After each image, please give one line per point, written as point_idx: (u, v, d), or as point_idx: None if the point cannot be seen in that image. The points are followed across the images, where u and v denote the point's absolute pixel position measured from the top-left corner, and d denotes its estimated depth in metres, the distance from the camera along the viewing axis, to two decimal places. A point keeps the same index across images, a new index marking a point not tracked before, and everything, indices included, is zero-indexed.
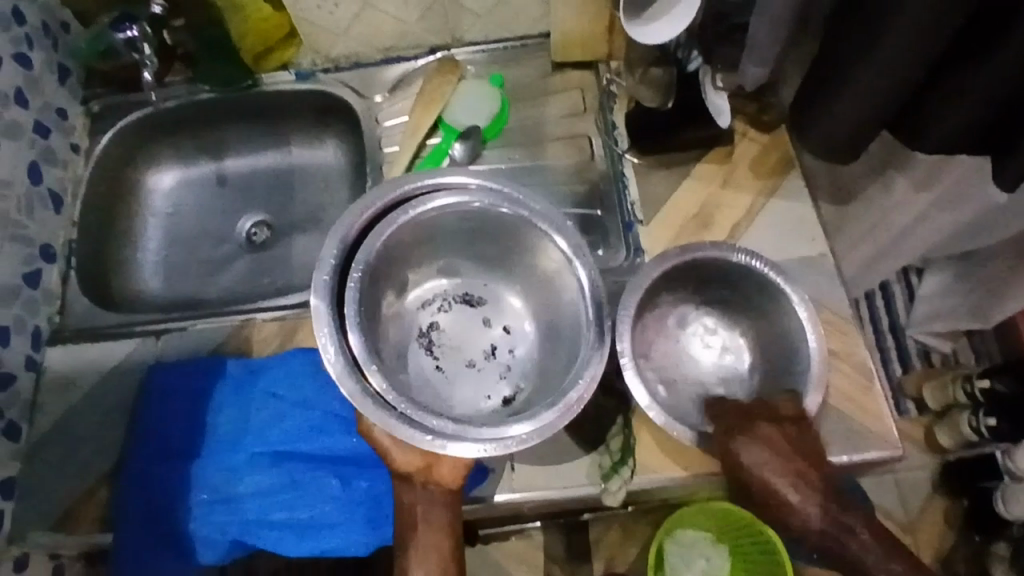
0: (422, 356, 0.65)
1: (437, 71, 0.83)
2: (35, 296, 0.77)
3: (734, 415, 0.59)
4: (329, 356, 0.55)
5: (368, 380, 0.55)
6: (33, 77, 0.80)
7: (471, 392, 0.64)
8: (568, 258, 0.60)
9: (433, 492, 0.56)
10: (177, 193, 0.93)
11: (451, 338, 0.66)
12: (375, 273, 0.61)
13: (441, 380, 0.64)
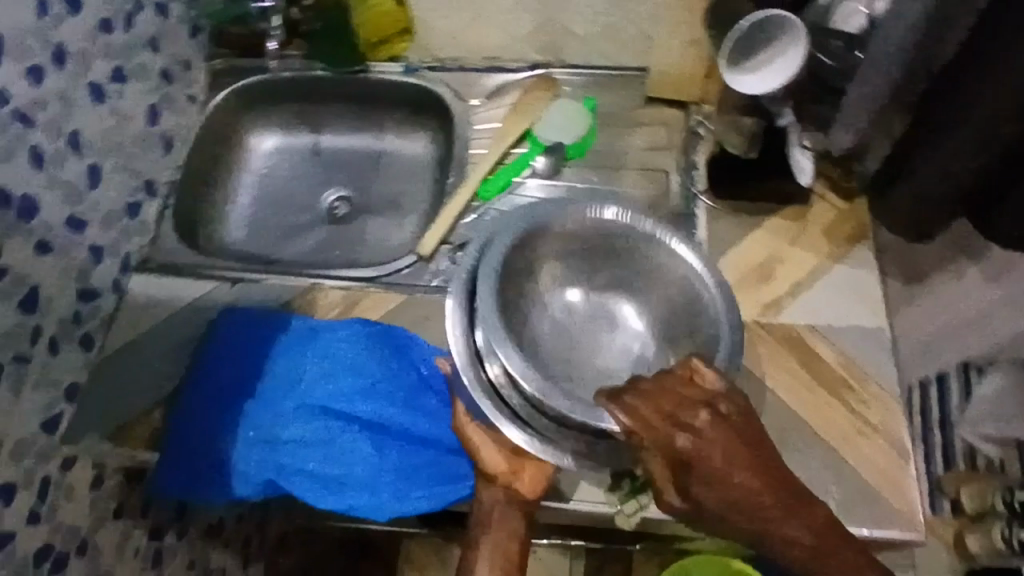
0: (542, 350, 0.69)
1: (533, 86, 0.88)
2: (132, 225, 0.84)
3: (661, 412, 0.52)
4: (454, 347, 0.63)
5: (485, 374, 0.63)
6: (167, 27, 0.87)
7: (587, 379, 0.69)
8: (696, 271, 0.65)
9: (512, 496, 0.63)
10: (276, 156, 1.00)
11: (579, 333, 0.71)
12: (510, 271, 0.67)
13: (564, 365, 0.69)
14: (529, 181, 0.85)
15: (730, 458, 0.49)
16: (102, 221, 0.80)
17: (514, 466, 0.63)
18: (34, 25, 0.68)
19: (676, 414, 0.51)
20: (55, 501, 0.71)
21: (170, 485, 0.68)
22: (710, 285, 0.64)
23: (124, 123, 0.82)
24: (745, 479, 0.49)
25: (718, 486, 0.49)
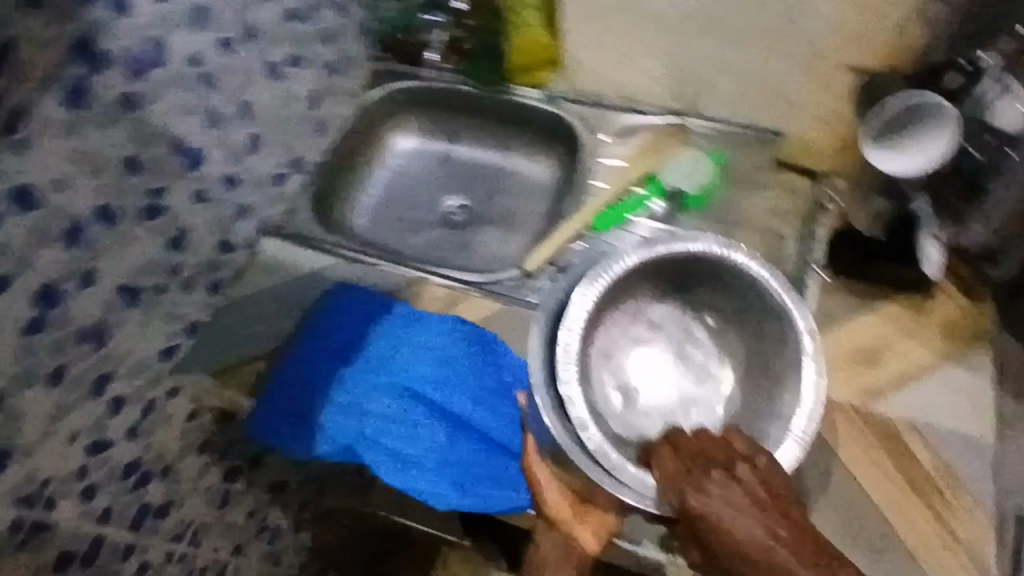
0: (612, 377, 0.72)
1: (665, 134, 0.92)
2: (275, 193, 0.93)
3: (678, 467, 0.57)
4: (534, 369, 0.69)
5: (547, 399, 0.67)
6: (343, 25, 0.96)
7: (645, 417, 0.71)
8: (799, 328, 0.66)
9: (572, 548, 0.65)
10: (411, 156, 1.07)
11: (645, 368, 0.73)
12: (598, 314, 0.71)
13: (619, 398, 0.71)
14: (643, 221, 0.86)
15: (736, 503, 0.51)
16: (252, 184, 0.88)
17: (576, 514, 0.65)
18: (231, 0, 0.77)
19: (692, 468, 0.55)
20: (152, 423, 0.78)
21: (268, 438, 0.73)
22: (808, 347, 0.65)
23: (287, 102, 0.90)
24: (757, 527, 0.50)
25: (725, 532, 0.50)
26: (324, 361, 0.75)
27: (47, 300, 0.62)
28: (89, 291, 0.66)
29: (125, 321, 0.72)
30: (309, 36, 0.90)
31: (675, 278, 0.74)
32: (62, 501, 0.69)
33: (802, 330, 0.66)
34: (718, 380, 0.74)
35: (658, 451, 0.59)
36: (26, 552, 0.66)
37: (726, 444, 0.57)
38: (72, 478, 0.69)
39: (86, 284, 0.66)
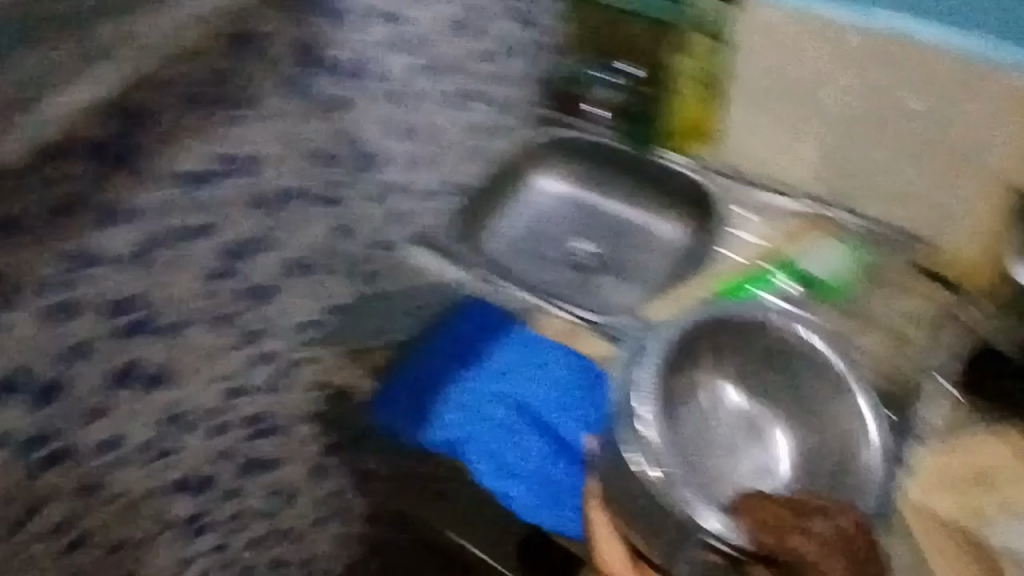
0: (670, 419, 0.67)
1: (807, 221, 0.95)
2: (429, 207, 1.02)
3: (769, 516, 0.56)
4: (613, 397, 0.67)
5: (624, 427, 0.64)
6: (513, 71, 1.06)
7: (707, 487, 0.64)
8: (860, 407, 0.68)
9: None
10: (552, 197, 1.11)
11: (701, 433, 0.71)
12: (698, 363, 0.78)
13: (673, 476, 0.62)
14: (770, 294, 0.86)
15: (834, 547, 0.54)
16: (417, 194, 1.00)
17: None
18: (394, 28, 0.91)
19: (791, 518, 0.56)
20: (285, 384, 0.91)
21: (377, 418, 0.82)
22: (870, 425, 0.67)
23: (452, 131, 1.03)
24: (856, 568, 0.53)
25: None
26: (446, 363, 0.83)
27: (237, 258, 0.78)
28: (273, 255, 0.82)
29: (286, 286, 0.86)
30: (480, 77, 1.03)
31: (738, 336, 0.73)
32: (196, 429, 0.84)
33: (867, 406, 0.68)
34: (776, 448, 0.72)
35: (743, 500, 0.59)
36: (159, 463, 0.82)
37: (809, 497, 0.58)
38: (210, 413, 0.85)
39: (264, 251, 0.80)
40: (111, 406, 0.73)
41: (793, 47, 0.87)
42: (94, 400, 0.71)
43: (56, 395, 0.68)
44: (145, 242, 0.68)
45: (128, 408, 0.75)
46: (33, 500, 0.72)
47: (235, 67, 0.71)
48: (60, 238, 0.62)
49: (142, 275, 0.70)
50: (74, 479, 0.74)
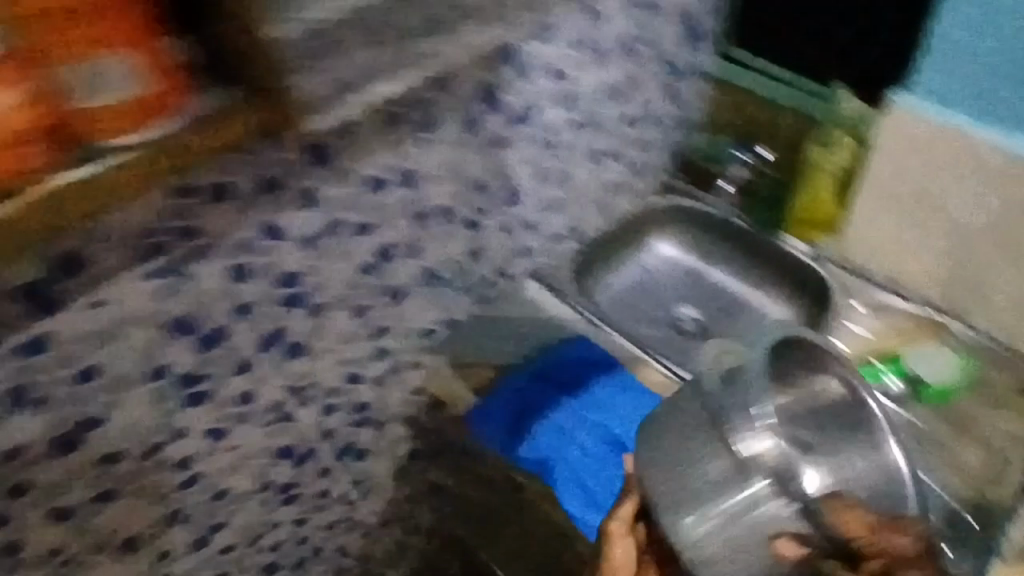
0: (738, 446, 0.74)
1: (917, 324, 0.96)
2: (550, 248, 1.09)
3: (865, 524, 0.69)
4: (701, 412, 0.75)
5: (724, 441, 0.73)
6: (656, 139, 1.12)
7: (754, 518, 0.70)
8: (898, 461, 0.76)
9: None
10: (663, 260, 1.18)
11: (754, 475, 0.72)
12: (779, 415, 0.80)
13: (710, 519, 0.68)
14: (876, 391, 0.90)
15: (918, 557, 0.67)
16: (540, 235, 1.06)
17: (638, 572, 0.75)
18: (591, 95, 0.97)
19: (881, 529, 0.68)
20: (390, 381, 1.00)
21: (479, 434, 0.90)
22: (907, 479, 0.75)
23: (591, 184, 1.08)
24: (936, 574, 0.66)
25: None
26: (553, 389, 0.95)
27: (383, 257, 0.86)
28: (415, 262, 0.91)
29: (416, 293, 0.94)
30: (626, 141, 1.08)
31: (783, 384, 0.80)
32: (311, 403, 0.91)
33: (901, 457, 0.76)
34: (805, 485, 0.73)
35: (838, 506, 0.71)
36: (273, 428, 0.89)
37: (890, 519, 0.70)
38: (328, 392, 0.93)
39: (408, 257, 0.89)
40: (254, 364, 0.80)
41: (929, 154, 0.89)
42: (245, 354, 0.79)
43: (214, 344, 0.75)
44: (322, 227, 0.77)
45: (268, 370, 0.83)
46: (172, 435, 0.78)
47: (439, 98, 0.80)
48: (262, 207, 0.70)
49: (312, 255, 0.78)
50: (207, 423, 0.80)
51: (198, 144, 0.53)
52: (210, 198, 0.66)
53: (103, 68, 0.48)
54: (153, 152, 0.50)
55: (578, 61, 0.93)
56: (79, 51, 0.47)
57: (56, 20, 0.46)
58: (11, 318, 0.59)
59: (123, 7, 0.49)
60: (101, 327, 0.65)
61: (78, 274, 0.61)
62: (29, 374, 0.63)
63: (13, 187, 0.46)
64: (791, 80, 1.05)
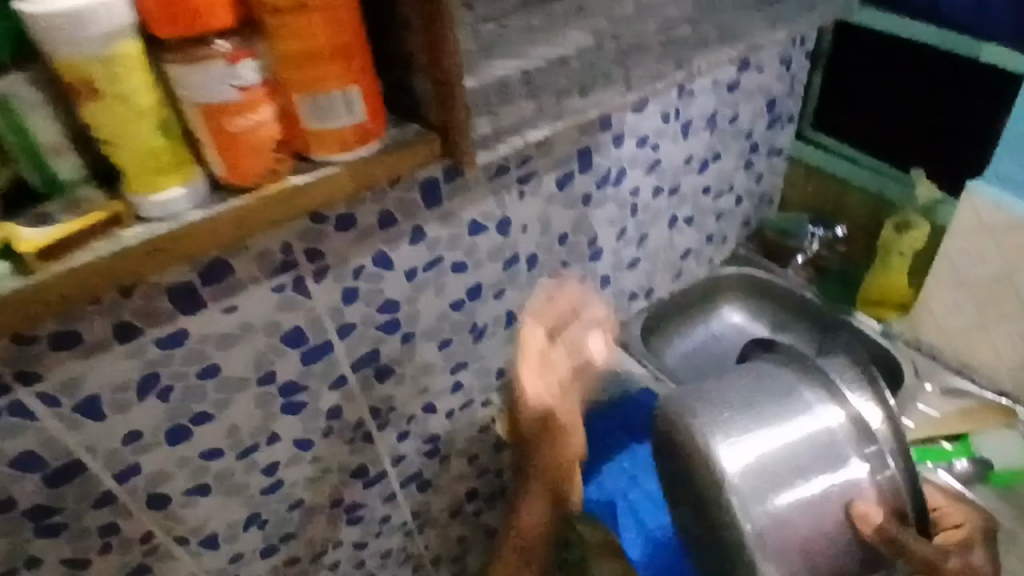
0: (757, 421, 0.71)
1: (990, 407, 0.95)
2: (622, 304, 1.14)
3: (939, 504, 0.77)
4: (723, 399, 0.74)
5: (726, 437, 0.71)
6: (733, 211, 1.18)
7: (811, 473, 0.69)
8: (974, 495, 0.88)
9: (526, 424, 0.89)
10: (731, 327, 1.22)
11: (774, 445, 0.70)
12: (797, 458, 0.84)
13: (765, 456, 0.69)
14: (940, 472, 0.89)
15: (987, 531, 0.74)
16: (615, 292, 1.11)
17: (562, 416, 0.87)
18: (678, 164, 1.05)
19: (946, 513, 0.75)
20: (461, 415, 1.05)
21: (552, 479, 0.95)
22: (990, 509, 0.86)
23: (667, 247, 1.13)
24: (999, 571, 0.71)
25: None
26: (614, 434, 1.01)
27: (472, 295, 0.93)
28: (499, 304, 0.97)
29: (497, 334, 1.00)
30: (704, 208, 1.14)
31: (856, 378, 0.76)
32: (388, 427, 0.97)
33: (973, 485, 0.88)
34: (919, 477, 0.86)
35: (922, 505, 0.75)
36: (352, 446, 0.95)
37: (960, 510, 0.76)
38: (406, 418, 0.98)
39: (494, 298, 0.96)
40: (347, 382, 0.87)
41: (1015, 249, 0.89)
42: (342, 370, 0.86)
43: (316, 359, 0.82)
44: (424, 263, 0.85)
45: (357, 390, 0.89)
46: (267, 439, 0.85)
47: (539, 158, 0.88)
48: (378, 238, 0.79)
49: (413, 286, 0.86)
50: (298, 432, 0.87)
51: (392, 167, 0.56)
52: (335, 228, 0.75)
53: (329, 98, 0.52)
54: (351, 176, 0.55)
55: (663, 133, 0.99)
56: (311, 83, 0.51)
57: (298, 54, 0.50)
58: (161, 313, 0.68)
59: (350, 47, 0.51)
60: (228, 329, 0.73)
61: (220, 281, 0.70)
62: (163, 364, 0.71)
63: (253, 184, 0.53)
64: (873, 165, 1.11)
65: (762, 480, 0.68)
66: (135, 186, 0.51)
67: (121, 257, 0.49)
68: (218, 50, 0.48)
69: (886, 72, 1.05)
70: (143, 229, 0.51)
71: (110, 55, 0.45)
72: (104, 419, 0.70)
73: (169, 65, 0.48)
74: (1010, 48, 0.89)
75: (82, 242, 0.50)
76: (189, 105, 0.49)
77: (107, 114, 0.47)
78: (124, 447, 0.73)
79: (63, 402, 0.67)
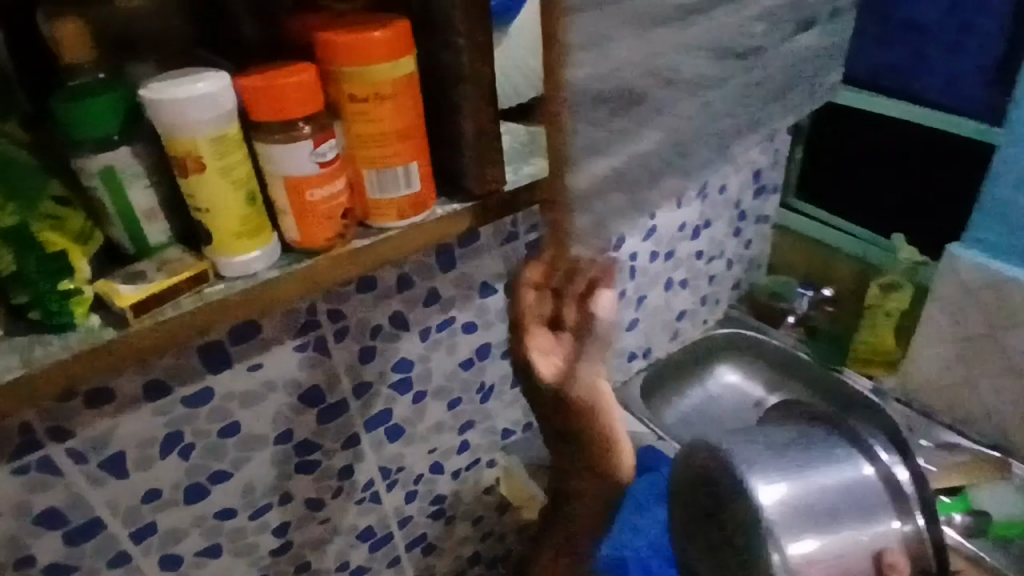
0: (783, 463, 0.75)
1: (985, 460, 0.98)
2: (623, 364, 1.17)
3: None
4: (746, 443, 0.78)
5: (756, 475, 0.74)
6: (724, 274, 1.24)
7: (840, 522, 0.72)
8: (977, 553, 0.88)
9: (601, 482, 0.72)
10: (727, 388, 1.26)
11: (806, 489, 0.73)
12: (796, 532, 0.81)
13: (803, 495, 0.73)
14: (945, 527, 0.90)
15: None
16: (616, 352, 1.15)
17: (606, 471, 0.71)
18: (673, 231, 1.11)
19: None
20: (468, 476, 1.06)
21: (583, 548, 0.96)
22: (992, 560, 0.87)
23: (665, 309, 1.18)
24: None
25: None
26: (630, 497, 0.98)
27: (481, 356, 0.96)
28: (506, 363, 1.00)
29: (503, 393, 1.03)
30: (699, 272, 1.20)
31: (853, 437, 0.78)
32: (397, 488, 0.97)
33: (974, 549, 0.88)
34: None
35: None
36: (361, 507, 0.94)
37: None
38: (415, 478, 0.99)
39: (501, 358, 0.99)
40: (360, 441, 0.89)
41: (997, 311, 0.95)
42: (355, 429, 0.87)
43: (331, 418, 0.84)
44: (437, 323, 0.88)
45: (368, 449, 0.90)
46: (280, 498, 0.85)
47: None
48: (395, 299, 0.82)
49: (426, 346, 0.89)
50: (309, 491, 0.87)
51: (437, 234, 0.59)
52: (357, 290, 0.78)
53: (394, 174, 0.54)
54: (416, 241, 0.57)
55: (660, 202, 1.06)
56: (381, 160, 0.53)
57: (373, 136, 0.52)
58: (191, 371, 0.70)
59: (419, 129, 0.53)
60: (251, 388, 0.75)
61: (246, 341, 0.73)
62: (186, 422, 0.73)
63: (324, 248, 0.55)
64: (855, 232, 1.18)
65: (797, 518, 0.72)
66: (218, 249, 0.52)
67: (203, 313, 0.51)
68: (305, 132, 0.50)
69: (866, 145, 1.12)
70: (224, 287, 0.53)
71: (216, 135, 0.48)
72: (127, 476, 0.71)
73: (261, 143, 0.50)
74: (980, 121, 0.98)
75: (170, 298, 0.51)
76: (274, 179, 0.51)
77: (203, 187, 0.49)
78: (143, 504, 0.74)
79: (91, 458, 0.68)
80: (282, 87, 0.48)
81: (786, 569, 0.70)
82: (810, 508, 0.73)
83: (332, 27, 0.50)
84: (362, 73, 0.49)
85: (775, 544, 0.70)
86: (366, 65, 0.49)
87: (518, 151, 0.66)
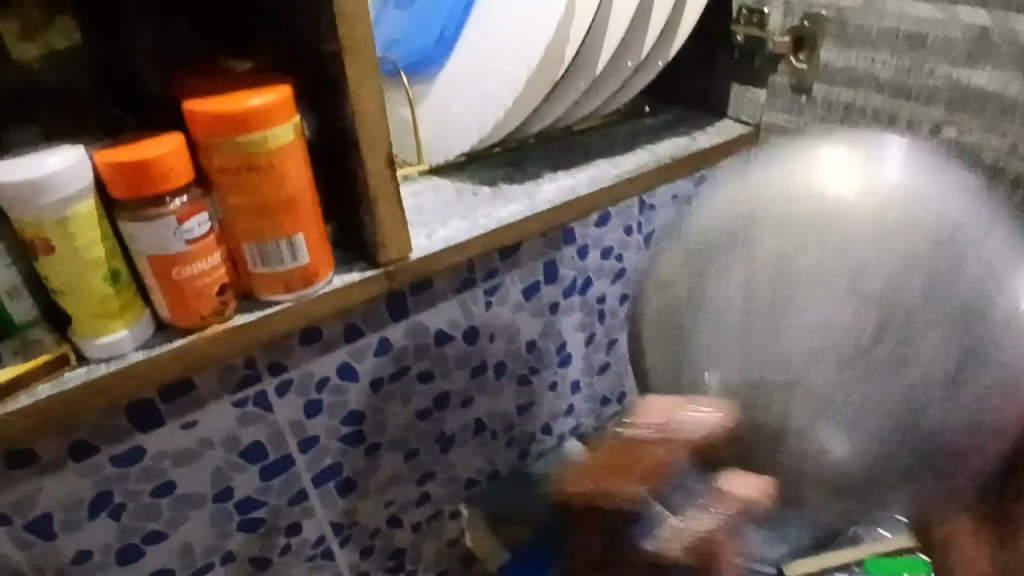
0: (761, 172, 0.64)
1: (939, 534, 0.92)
2: (596, 409, 1.13)
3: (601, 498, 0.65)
4: (705, 209, 0.66)
5: (734, 207, 0.64)
6: None
7: (881, 158, 0.60)
8: None
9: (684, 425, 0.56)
10: None
11: (812, 161, 0.61)
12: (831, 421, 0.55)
13: (849, 160, 0.60)
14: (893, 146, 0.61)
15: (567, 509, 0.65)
16: (588, 395, 1.11)
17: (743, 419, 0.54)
18: None
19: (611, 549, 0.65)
20: (428, 528, 1.01)
21: None
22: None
23: None
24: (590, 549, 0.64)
25: None
26: None
27: (440, 405, 0.93)
28: (467, 413, 0.96)
29: (465, 443, 0.99)
30: None
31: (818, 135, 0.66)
32: (351, 544, 0.93)
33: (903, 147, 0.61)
34: (876, 167, 0.59)
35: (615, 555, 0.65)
36: (312, 565, 0.89)
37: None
38: (371, 533, 0.94)
39: (462, 406, 0.95)
40: (308, 497, 0.85)
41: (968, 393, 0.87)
42: (302, 484, 0.83)
43: (276, 473, 0.81)
44: (390, 372, 0.85)
45: (318, 505, 0.86)
46: (221, 558, 0.81)
47: (505, 269, 0.90)
48: (343, 350, 0.79)
49: (378, 398, 0.85)
50: (254, 550, 0.83)
51: (333, 305, 0.61)
52: (301, 342, 0.76)
53: (276, 246, 0.56)
54: (302, 312, 0.60)
55: (627, 244, 1.03)
56: (260, 233, 0.55)
57: (249, 209, 0.54)
58: (118, 430, 0.67)
59: (300, 203, 0.55)
60: (186, 446, 0.72)
61: (178, 398, 0.70)
62: (116, 482, 0.69)
63: (200, 324, 0.57)
64: None
65: (856, 168, 0.59)
66: (84, 333, 0.55)
67: (61, 398, 0.54)
68: (171, 208, 0.52)
69: None
70: (84, 372, 0.55)
71: (64, 217, 0.50)
72: (54, 538, 0.68)
73: (123, 221, 0.52)
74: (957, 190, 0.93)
75: (25, 385, 0.54)
76: (139, 256, 0.54)
77: (58, 265, 0.52)
78: (72, 566, 0.70)
79: (14, 520, 0.65)
80: (141, 160, 0.50)
81: (909, 221, 0.56)
82: (847, 169, 0.59)
83: (203, 97, 0.53)
84: (231, 144, 0.52)
85: (864, 195, 0.58)
86: (237, 136, 0.51)
87: (438, 214, 0.71)
